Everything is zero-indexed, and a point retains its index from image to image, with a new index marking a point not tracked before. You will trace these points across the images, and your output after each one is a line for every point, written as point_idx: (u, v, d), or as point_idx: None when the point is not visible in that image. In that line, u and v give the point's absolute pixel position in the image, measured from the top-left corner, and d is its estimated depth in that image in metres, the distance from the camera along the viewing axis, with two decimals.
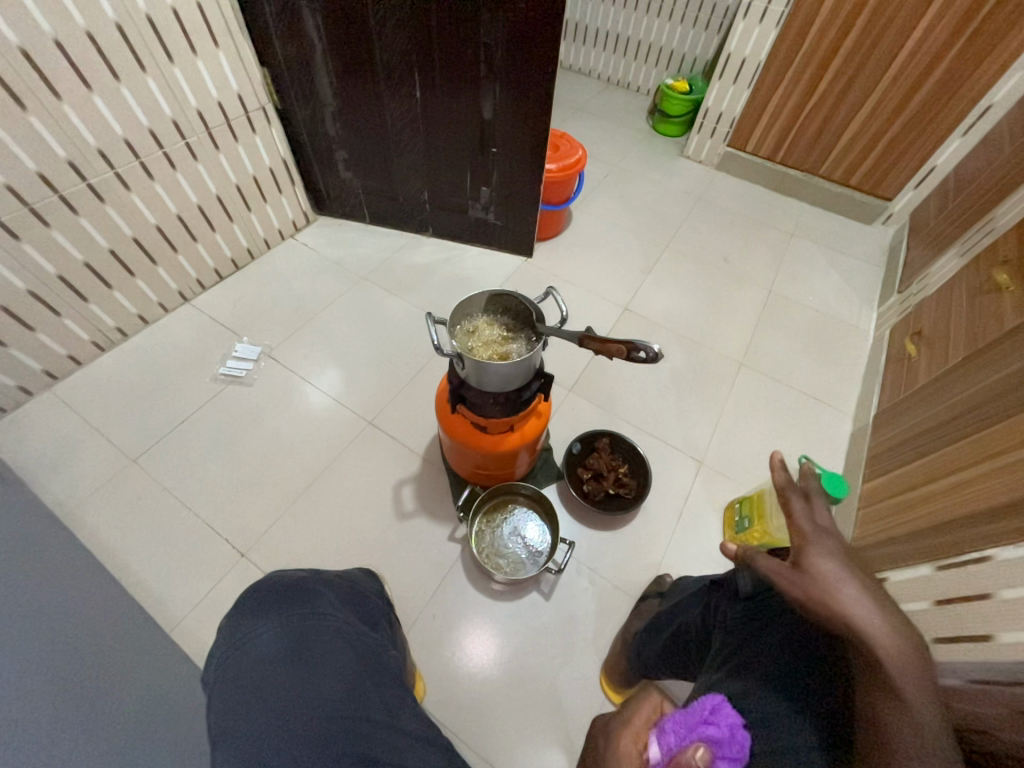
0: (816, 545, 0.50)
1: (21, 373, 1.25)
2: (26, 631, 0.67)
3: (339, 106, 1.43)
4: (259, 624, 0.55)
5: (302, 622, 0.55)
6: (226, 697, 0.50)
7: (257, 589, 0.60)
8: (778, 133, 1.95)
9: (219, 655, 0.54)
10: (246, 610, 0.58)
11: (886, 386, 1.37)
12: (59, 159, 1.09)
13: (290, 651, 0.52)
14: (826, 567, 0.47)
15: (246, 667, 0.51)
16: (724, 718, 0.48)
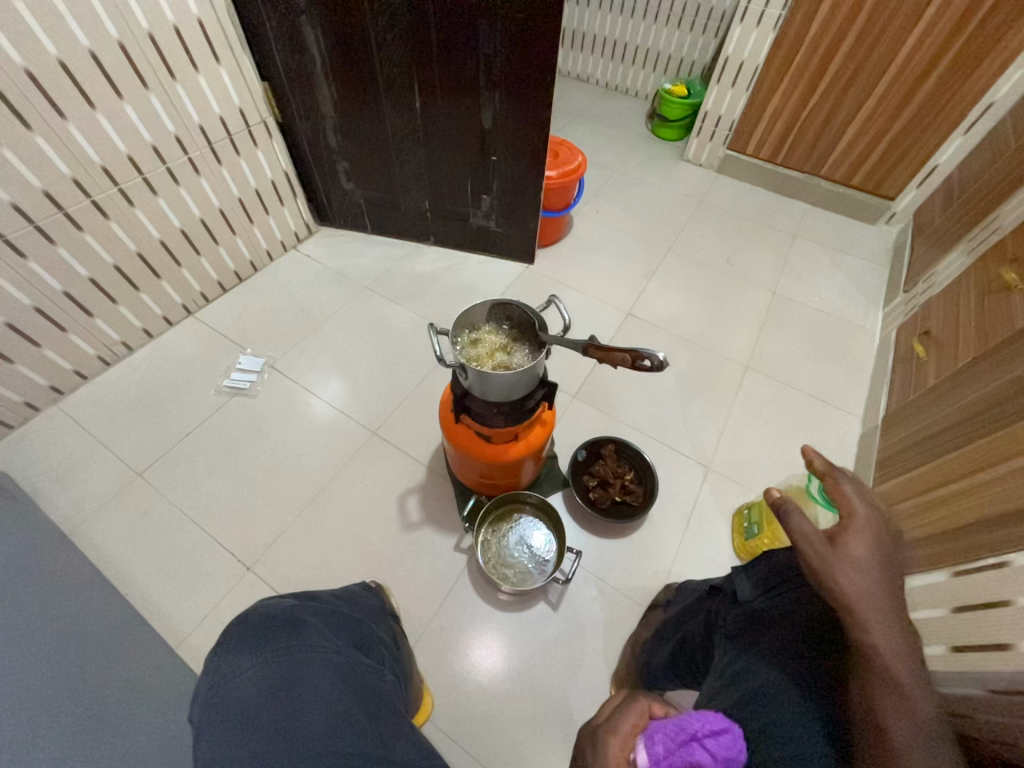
0: (859, 529, 0.53)
1: (28, 388, 1.25)
2: (32, 648, 0.67)
3: (340, 118, 1.44)
4: (241, 660, 0.54)
5: (287, 659, 0.54)
6: (208, 743, 0.48)
7: (238, 622, 0.59)
8: (778, 135, 1.95)
9: (201, 694, 0.53)
10: (226, 648, 0.56)
11: (895, 388, 1.35)
12: (64, 177, 1.10)
13: (276, 687, 0.52)
14: (859, 553, 0.52)
15: (230, 707, 0.50)
16: (716, 732, 0.47)
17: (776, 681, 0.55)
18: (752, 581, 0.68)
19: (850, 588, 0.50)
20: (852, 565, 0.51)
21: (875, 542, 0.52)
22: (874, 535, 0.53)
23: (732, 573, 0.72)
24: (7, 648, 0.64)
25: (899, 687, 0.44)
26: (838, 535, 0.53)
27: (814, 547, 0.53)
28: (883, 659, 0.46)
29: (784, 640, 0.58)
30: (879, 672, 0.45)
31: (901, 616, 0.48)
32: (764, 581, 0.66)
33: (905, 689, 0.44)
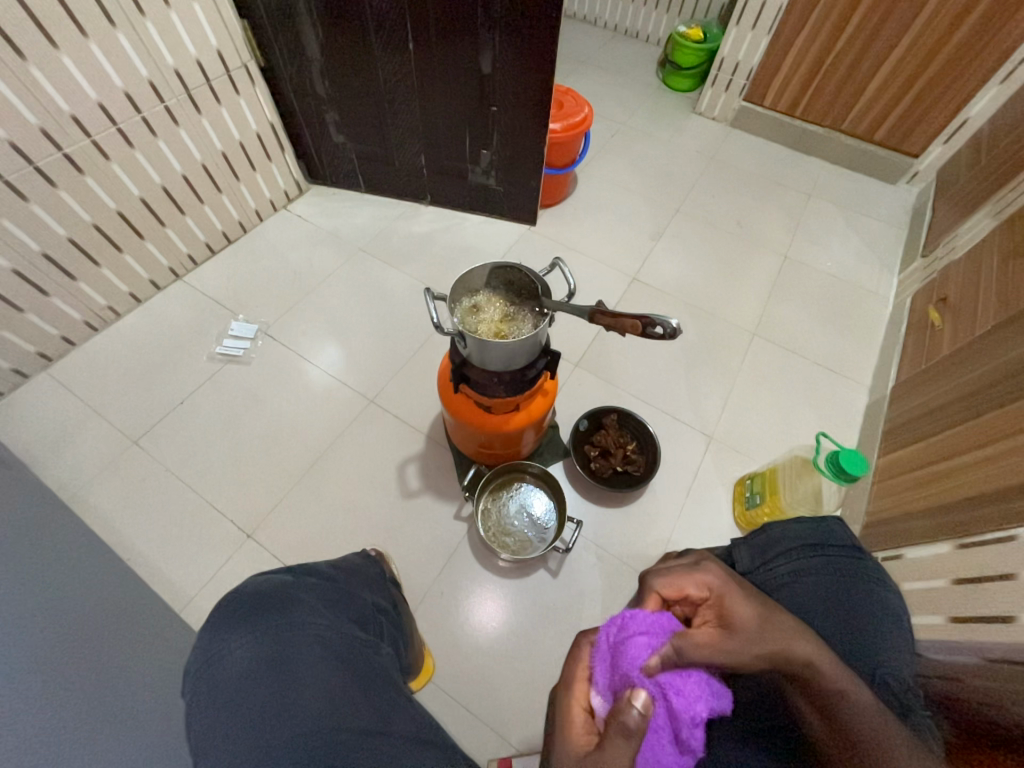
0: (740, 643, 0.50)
1: (13, 354, 1.22)
2: (32, 615, 0.67)
3: (327, 64, 1.33)
4: (230, 638, 0.53)
5: (277, 636, 0.53)
6: (200, 718, 0.49)
7: (229, 599, 0.58)
8: (798, 84, 1.82)
9: (191, 671, 0.52)
10: (217, 624, 0.56)
11: (906, 356, 1.31)
12: (31, 127, 1.02)
13: (267, 667, 0.51)
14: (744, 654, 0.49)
15: (221, 686, 0.50)
16: (625, 623, 0.52)
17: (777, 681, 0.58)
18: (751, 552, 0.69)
19: (767, 659, 0.49)
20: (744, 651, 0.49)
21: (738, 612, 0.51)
22: (744, 605, 0.52)
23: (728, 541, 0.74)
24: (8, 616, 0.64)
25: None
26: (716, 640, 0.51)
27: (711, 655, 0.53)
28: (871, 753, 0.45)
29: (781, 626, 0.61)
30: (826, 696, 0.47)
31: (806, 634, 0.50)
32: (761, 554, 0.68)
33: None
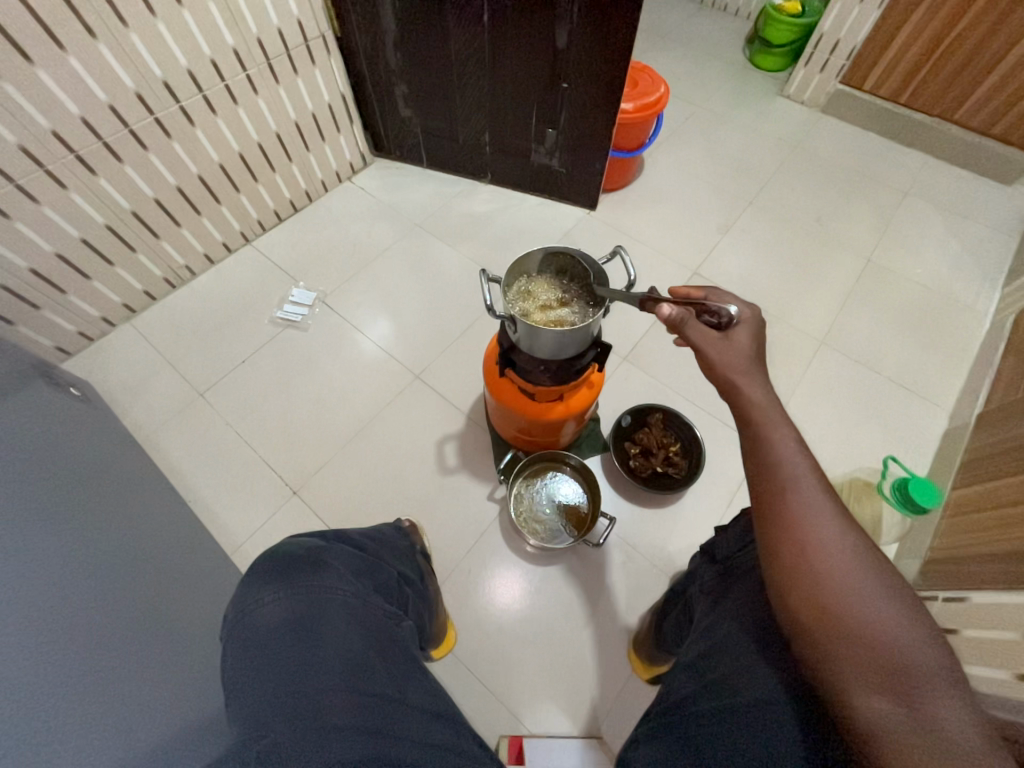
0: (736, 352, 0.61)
1: (103, 304, 1.33)
2: (107, 542, 0.74)
3: (401, 34, 1.32)
4: (263, 593, 0.58)
5: (307, 595, 0.58)
6: (233, 665, 0.53)
7: (265, 559, 0.64)
8: (907, 66, 1.63)
9: (229, 619, 0.57)
10: (255, 580, 0.61)
11: (1000, 382, 1.18)
12: (128, 91, 1.09)
13: (295, 621, 0.55)
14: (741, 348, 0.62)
15: (252, 633, 0.54)
16: None
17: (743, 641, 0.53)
18: (733, 538, 0.68)
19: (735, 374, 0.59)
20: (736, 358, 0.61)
21: (734, 367, 0.60)
22: (747, 373, 0.58)
23: (715, 532, 0.74)
24: (87, 539, 0.71)
25: (804, 517, 0.47)
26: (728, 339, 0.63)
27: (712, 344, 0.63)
28: (806, 529, 0.46)
29: (744, 590, 0.59)
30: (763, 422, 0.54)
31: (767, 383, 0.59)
32: (742, 536, 0.66)
33: (841, 562, 0.44)
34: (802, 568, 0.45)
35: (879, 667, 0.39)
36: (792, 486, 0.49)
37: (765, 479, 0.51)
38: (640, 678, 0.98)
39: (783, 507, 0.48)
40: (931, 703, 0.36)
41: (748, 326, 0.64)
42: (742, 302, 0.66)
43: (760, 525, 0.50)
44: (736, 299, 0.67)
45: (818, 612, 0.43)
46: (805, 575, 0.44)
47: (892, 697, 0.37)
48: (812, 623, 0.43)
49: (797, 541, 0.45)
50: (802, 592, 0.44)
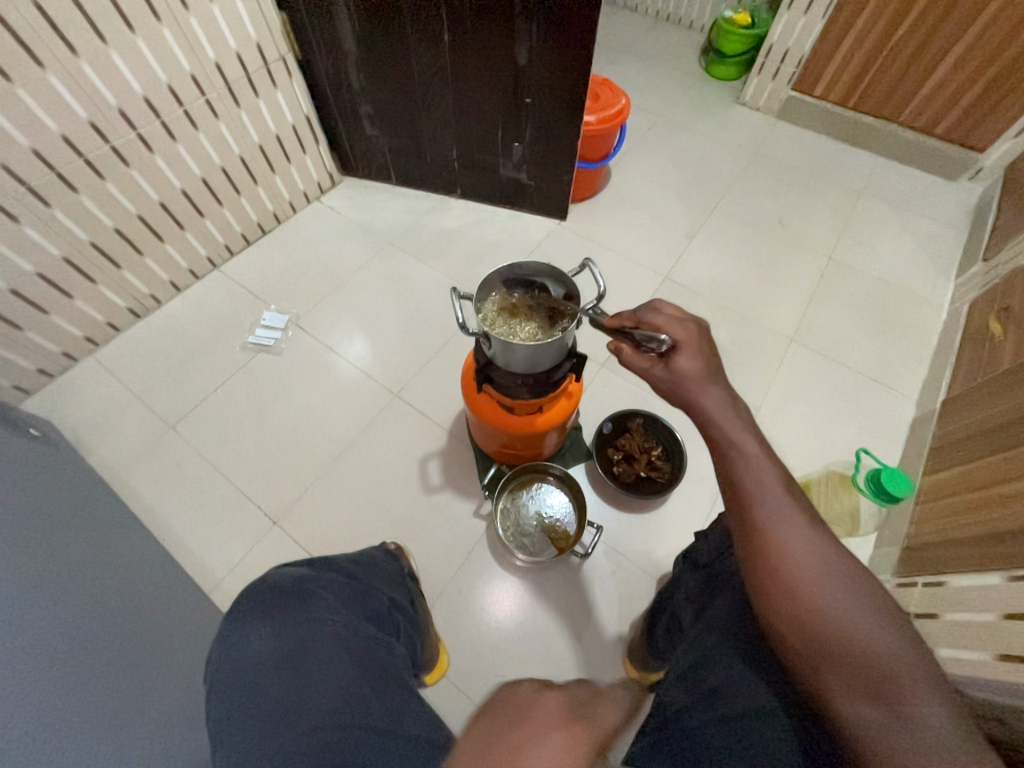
0: (680, 373, 0.61)
1: (63, 338, 1.28)
2: (74, 588, 0.70)
3: (363, 55, 1.32)
4: (251, 632, 0.57)
5: (294, 630, 0.57)
6: (218, 701, 0.53)
7: (251, 593, 0.62)
8: (853, 72, 1.71)
9: (215, 658, 0.57)
10: (242, 615, 0.60)
11: (961, 369, 1.23)
12: (82, 121, 1.06)
13: (282, 658, 0.55)
14: (686, 367, 0.61)
15: (239, 672, 0.54)
16: None
17: (728, 646, 0.55)
18: (710, 545, 0.71)
19: (690, 393, 0.60)
20: (688, 377, 0.61)
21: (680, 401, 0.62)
22: (706, 389, 0.59)
23: (695, 539, 0.77)
24: (56, 585, 0.68)
25: (777, 535, 0.48)
26: (671, 360, 0.62)
27: (650, 373, 0.64)
28: (784, 551, 0.47)
29: (726, 598, 0.61)
30: (723, 440, 0.55)
31: (728, 392, 0.59)
32: (718, 544, 0.69)
33: (821, 581, 0.45)
34: (783, 586, 0.46)
35: (863, 675, 0.41)
36: (762, 502, 0.50)
37: (737, 500, 0.52)
38: None
39: (759, 529, 0.49)
40: (911, 704, 0.39)
41: (687, 346, 0.62)
42: (675, 323, 0.64)
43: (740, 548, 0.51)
44: (668, 318, 0.65)
45: (803, 631, 0.44)
46: (787, 597, 0.46)
47: (876, 702, 0.40)
48: (797, 640, 0.45)
49: (775, 560, 0.47)
50: (786, 614, 0.46)
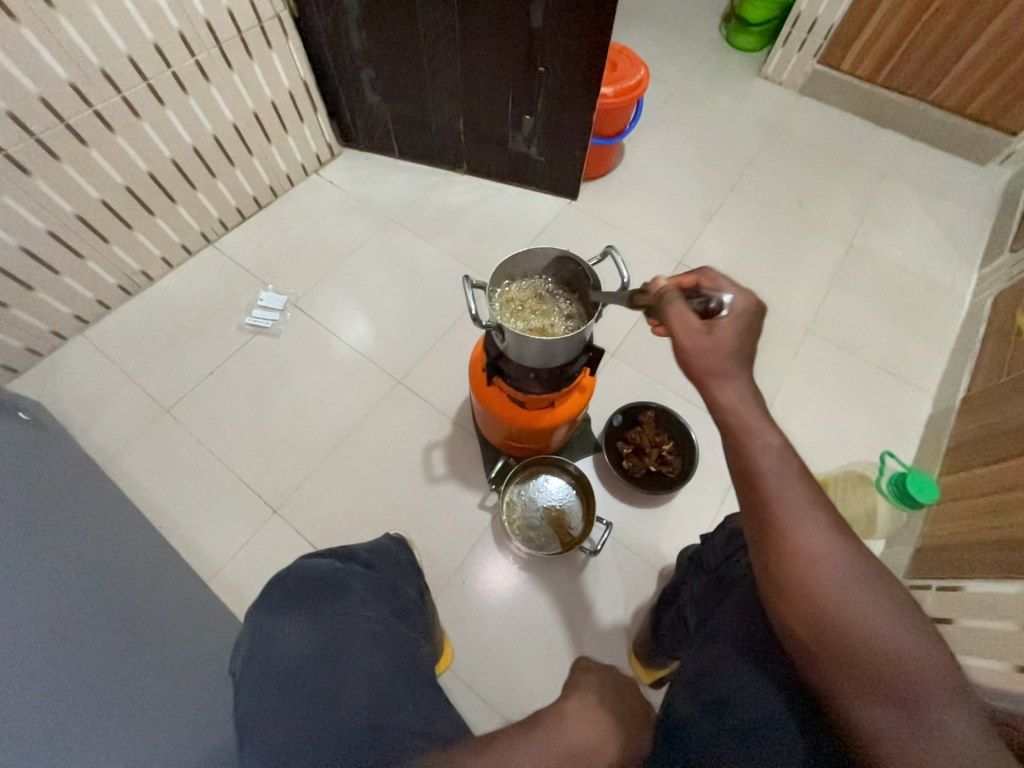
0: (709, 343, 0.55)
1: (51, 316, 1.23)
2: (71, 582, 0.68)
3: (364, 14, 1.22)
4: (285, 622, 0.54)
5: (330, 623, 0.54)
6: (249, 698, 0.49)
7: (281, 581, 0.61)
8: (884, 45, 1.61)
9: (247, 646, 0.54)
10: (272, 607, 0.57)
11: (983, 365, 1.19)
12: (62, 81, 0.98)
13: (319, 652, 0.51)
14: (727, 336, 0.55)
15: (271, 666, 0.50)
16: None
17: (738, 654, 0.52)
18: (719, 547, 0.69)
19: (716, 364, 0.54)
20: (716, 347, 0.54)
21: (714, 360, 0.54)
22: (725, 367, 0.53)
23: (703, 542, 0.74)
24: (52, 581, 0.66)
25: (794, 532, 0.44)
26: (714, 326, 0.56)
27: (691, 332, 0.56)
28: (803, 546, 0.43)
29: (734, 600, 0.57)
30: (738, 425, 0.50)
31: (742, 370, 0.54)
32: (728, 546, 0.66)
33: (842, 577, 0.42)
34: (802, 586, 0.42)
35: (883, 681, 0.38)
36: (778, 495, 0.46)
37: (750, 491, 0.47)
38: (642, 682, 0.97)
39: (774, 523, 0.45)
40: (931, 706, 0.37)
41: (740, 313, 0.57)
42: (740, 291, 0.59)
43: (754, 543, 0.47)
44: (731, 284, 0.61)
45: (820, 632, 0.41)
46: (805, 596, 0.42)
47: (894, 709, 0.37)
48: (813, 642, 0.41)
49: (792, 558, 0.43)
50: (802, 614, 0.42)
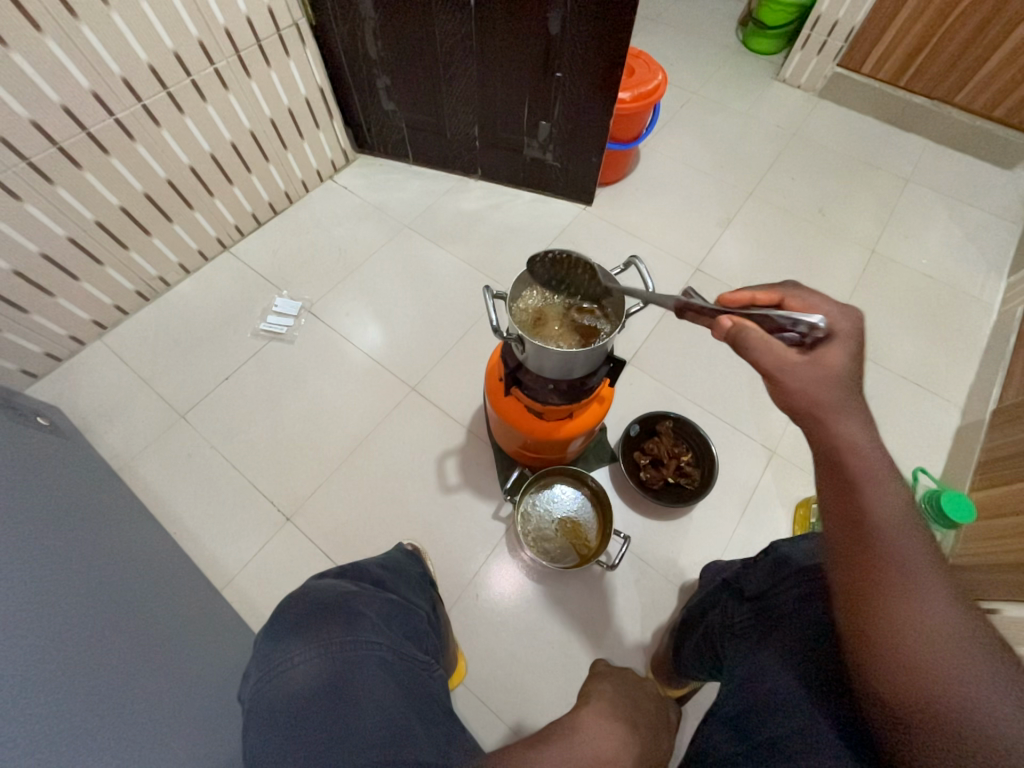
0: (813, 373, 0.50)
1: (70, 322, 1.24)
2: (92, 589, 0.68)
3: (381, 22, 1.22)
4: (291, 651, 0.52)
5: (341, 653, 0.51)
6: (257, 733, 0.47)
7: (290, 606, 0.59)
8: (908, 48, 1.58)
9: (253, 677, 0.52)
10: (279, 635, 0.55)
11: (1015, 376, 1.15)
12: (84, 91, 0.99)
13: (329, 684, 0.49)
14: (840, 360, 0.50)
15: (280, 700, 0.48)
16: None
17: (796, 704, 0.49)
18: (761, 573, 0.65)
19: (818, 396, 0.49)
20: (826, 377, 0.50)
21: (818, 393, 0.49)
22: (834, 402, 0.49)
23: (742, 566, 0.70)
24: (73, 587, 0.65)
25: (900, 591, 0.41)
26: (819, 349, 0.51)
27: (790, 359, 0.51)
28: (905, 606, 0.40)
29: (788, 640, 0.55)
30: (842, 466, 0.47)
31: (858, 408, 0.49)
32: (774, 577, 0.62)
33: (948, 643, 0.38)
34: (900, 647, 0.39)
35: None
36: (883, 547, 0.42)
37: (852, 540, 0.44)
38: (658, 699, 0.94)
39: (877, 577, 0.42)
40: None
41: (845, 339, 0.51)
42: (838, 309, 0.52)
43: (845, 592, 0.44)
44: (828, 304, 0.54)
45: (910, 698, 0.38)
46: (900, 656, 0.39)
47: None
48: (904, 706, 0.38)
49: (891, 615, 0.40)
50: (896, 676, 0.39)
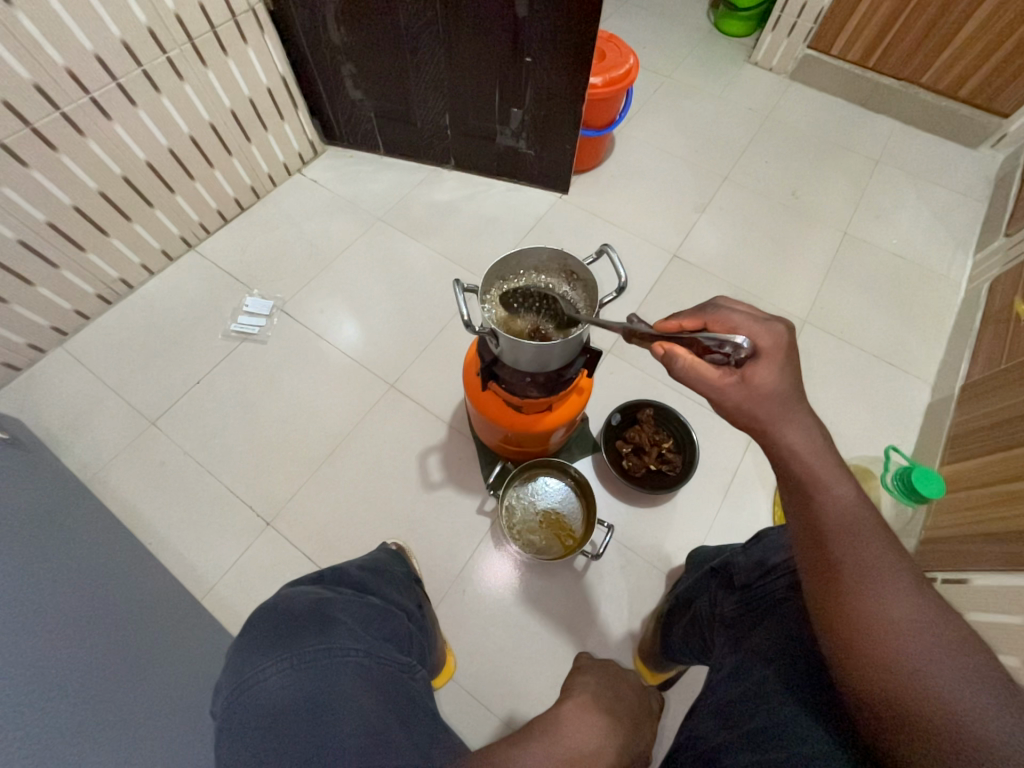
0: (750, 394, 0.52)
1: (28, 329, 1.18)
2: (60, 607, 0.65)
3: (342, 6, 1.18)
4: (263, 664, 0.50)
5: (315, 663, 0.50)
6: (230, 749, 0.46)
7: (262, 618, 0.57)
8: (875, 29, 1.59)
9: (224, 692, 0.50)
10: (251, 647, 0.54)
11: (981, 352, 1.18)
12: (25, 83, 0.93)
13: (304, 696, 0.48)
14: (770, 381, 0.52)
15: (253, 714, 0.47)
16: None
17: (781, 690, 0.49)
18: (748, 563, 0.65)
19: (760, 415, 0.52)
20: (764, 398, 0.52)
21: (761, 411, 0.52)
22: (783, 414, 0.51)
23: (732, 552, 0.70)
24: (38, 606, 0.63)
25: (859, 583, 0.43)
26: (749, 371, 0.53)
27: (726, 386, 0.54)
28: (864, 598, 0.42)
29: (775, 631, 0.55)
30: (801, 471, 0.49)
31: (810, 417, 0.52)
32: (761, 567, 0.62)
33: (907, 631, 0.40)
34: (863, 636, 0.41)
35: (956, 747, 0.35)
36: (841, 544, 0.45)
37: (815, 541, 0.47)
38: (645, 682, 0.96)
39: (838, 572, 0.44)
40: None
41: (770, 355, 0.53)
42: (759, 328, 0.54)
43: (812, 588, 0.46)
44: (747, 322, 0.55)
45: (876, 684, 0.39)
46: (863, 645, 0.41)
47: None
48: (874, 693, 0.40)
49: (853, 607, 0.42)
50: (863, 664, 0.41)
